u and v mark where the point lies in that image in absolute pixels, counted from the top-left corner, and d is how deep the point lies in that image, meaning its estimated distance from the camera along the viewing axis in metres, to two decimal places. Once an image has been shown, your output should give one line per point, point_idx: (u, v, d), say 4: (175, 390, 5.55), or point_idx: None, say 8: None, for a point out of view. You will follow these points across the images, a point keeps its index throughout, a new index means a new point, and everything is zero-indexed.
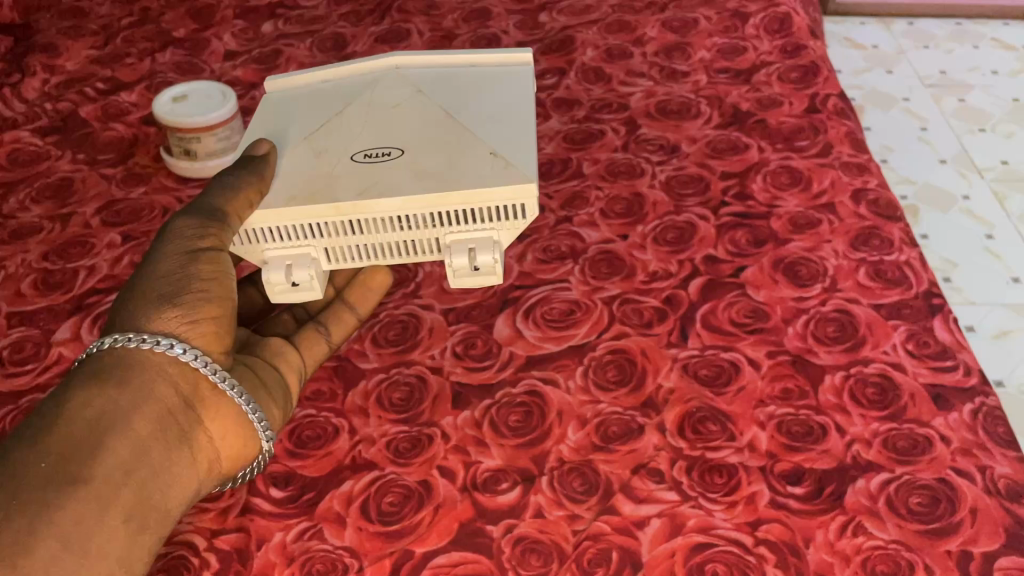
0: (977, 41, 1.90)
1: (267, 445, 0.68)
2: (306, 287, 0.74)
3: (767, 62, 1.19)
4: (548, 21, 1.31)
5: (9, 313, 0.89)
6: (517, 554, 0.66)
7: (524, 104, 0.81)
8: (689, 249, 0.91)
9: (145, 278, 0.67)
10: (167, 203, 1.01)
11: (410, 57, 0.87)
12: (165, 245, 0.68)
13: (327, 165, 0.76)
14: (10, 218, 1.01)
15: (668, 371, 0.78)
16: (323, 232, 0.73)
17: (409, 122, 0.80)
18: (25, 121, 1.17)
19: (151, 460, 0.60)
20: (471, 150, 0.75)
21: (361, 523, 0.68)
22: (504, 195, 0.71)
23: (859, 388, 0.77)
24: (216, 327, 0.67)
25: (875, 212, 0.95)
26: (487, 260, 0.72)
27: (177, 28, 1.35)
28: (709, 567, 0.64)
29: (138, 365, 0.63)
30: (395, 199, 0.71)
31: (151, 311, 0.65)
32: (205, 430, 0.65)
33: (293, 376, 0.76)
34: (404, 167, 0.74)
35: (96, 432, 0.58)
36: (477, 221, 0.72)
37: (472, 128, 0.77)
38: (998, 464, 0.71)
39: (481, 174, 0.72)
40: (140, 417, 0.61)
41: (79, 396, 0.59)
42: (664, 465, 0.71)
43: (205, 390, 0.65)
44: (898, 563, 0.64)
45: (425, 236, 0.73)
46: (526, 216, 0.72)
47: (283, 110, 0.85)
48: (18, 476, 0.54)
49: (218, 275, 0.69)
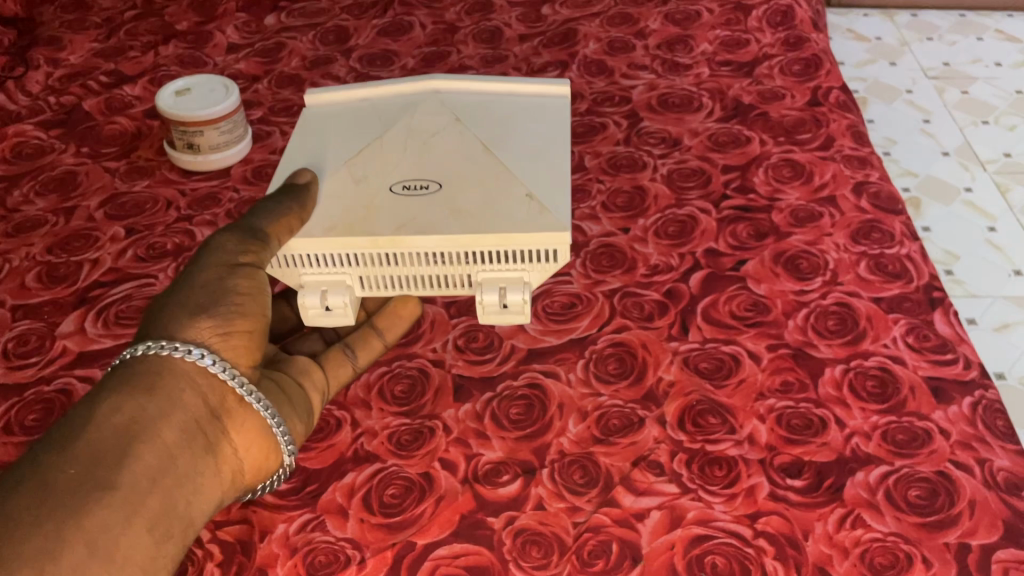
0: (981, 32, 1.90)
1: (288, 459, 0.68)
2: (339, 313, 0.74)
3: (769, 55, 1.19)
4: (551, 14, 1.31)
5: (14, 306, 0.89)
6: (518, 546, 0.66)
7: (560, 143, 0.81)
8: (691, 242, 0.92)
9: (182, 288, 0.67)
10: (171, 196, 1.02)
11: (449, 82, 0.87)
12: (207, 258, 0.69)
13: (365, 195, 0.76)
14: (14, 211, 1.02)
15: (668, 364, 0.79)
16: (358, 262, 0.74)
17: (446, 152, 0.80)
18: (29, 114, 1.18)
19: (178, 470, 0.59)
20: (508, 190, 0.75)
21: (364, 515, 0.69)
22: (538, 241, 0.71)
23: (859, 381, 0.77)
24: (248, 341, 0.67)
25: (876, 206, 0.95)
26: (517, 299, 0.73)
27: (180, 21, 1.35)
28: (709, 559, 0.65)
29: (168, 374, 0.62)
30: (432, 236, 0.72)
31: (185, 319, 0.64)
32: (230, 442, 0.64)
33: (316, 396, 0.74)
34: (440, 204, 0.74)
35: (125, 440, 0.57)
36: (510, 261, 0.73)
37: (511, 166, 0.77)
38: (998, 457, 0.71)
39: (518, 217, 0.72)
40: (169, 425, 0.60)
41: (109, 402, 0.59)
42: (664, 457, 0.71)
43: (232, 401, 0.64)
44: (897, 555, 0.65)
45: (458, 272, 0.74)
46: (559, 260, 0.73)
47: (319, 129, 0.85)
48: (46, 481, 0.53)
49: (254, 290, 0.68)
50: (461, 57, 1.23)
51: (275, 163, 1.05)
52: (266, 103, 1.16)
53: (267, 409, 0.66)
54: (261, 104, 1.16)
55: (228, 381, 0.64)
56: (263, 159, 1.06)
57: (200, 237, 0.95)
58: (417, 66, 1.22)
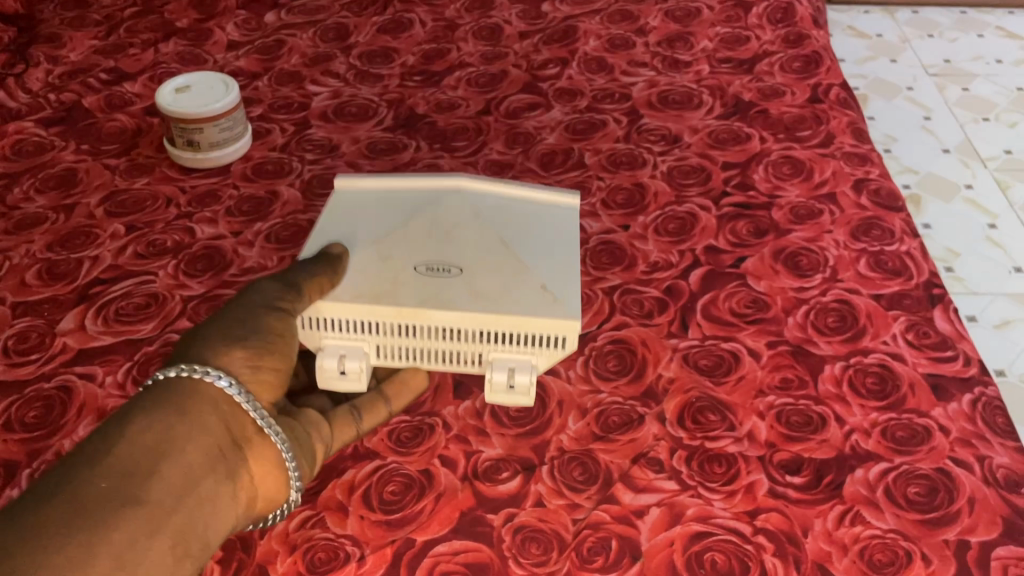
0: (982, 29, 1.89)
1: (294, 495, 0.65)
2: (353, 378, 0.73)
3: (769, 52, 1.19)
4: (551, 11, 1.31)
5: (13, 303, 0.89)
6: (517, 543, 0.66)
7: (572, 241, 0.80)
8: (690, 239, 0.92)
9: (218, 321, 0.67)
10: (171, 194, 1.02)
11: (471, 181, 0.84)
12: (244, 299, 0.69)
13: (389, 272, 0.75)
14: (14, 208, 1.01)
15: (668, 361, 0.79)
16: (378, 330, 0.74)
17: (464, 243, 0.78)
18: (29, 111, 1.17)
19: (201, 489, 0.57)
20: (524, 278, 0.75)
21: (364, 512, 0.69)
22: (551, 326, 0.72)
23: (859, 378, 0.77)
24: (274, 377, 0.66)
25: (876, 203, 0.95)
26: (524, 379, 0.73)
27: (179, 18, 1.35)
28: (708, 555, 0.65)
29: (196, 398, 0.61)
30: (451, 313, 0.72)
31: (217, 347, 0.64)
32: (248, 469, 0.62)
33: (321, 448, 0.69)
34: (459, 288, 0.74)
35: (154, 456, 0.56)
36: (522, 344, 0.73)
37: (527, 258, 0.77)
38: (997, 454, 0.72)
39: (532, 304, 0.73)
40: (194, 445, 0.58)
41: (139, 419, 0.58)
42: (664, 455, 0.71)
43: (252, 433, 0.63)
44: (896, 552, 0.65)
45: (471, 349, 0.74)
46: (566, 346, 0.73)
47: (339, 214, 0.83)
48: (77, 493, 0.52)
49: (286, 334, 0.68)
50: (461, 54, 1.23)
51: (275, 161, 1.05)
52: (266, 100, 1.16)
53: (284, 445, 0.64)
54: (260, 102, 1.16)
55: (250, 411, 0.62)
56: (263, 157, 1.06)
57: (200, 234, 0.95)
58: (416, 63, 1.22)
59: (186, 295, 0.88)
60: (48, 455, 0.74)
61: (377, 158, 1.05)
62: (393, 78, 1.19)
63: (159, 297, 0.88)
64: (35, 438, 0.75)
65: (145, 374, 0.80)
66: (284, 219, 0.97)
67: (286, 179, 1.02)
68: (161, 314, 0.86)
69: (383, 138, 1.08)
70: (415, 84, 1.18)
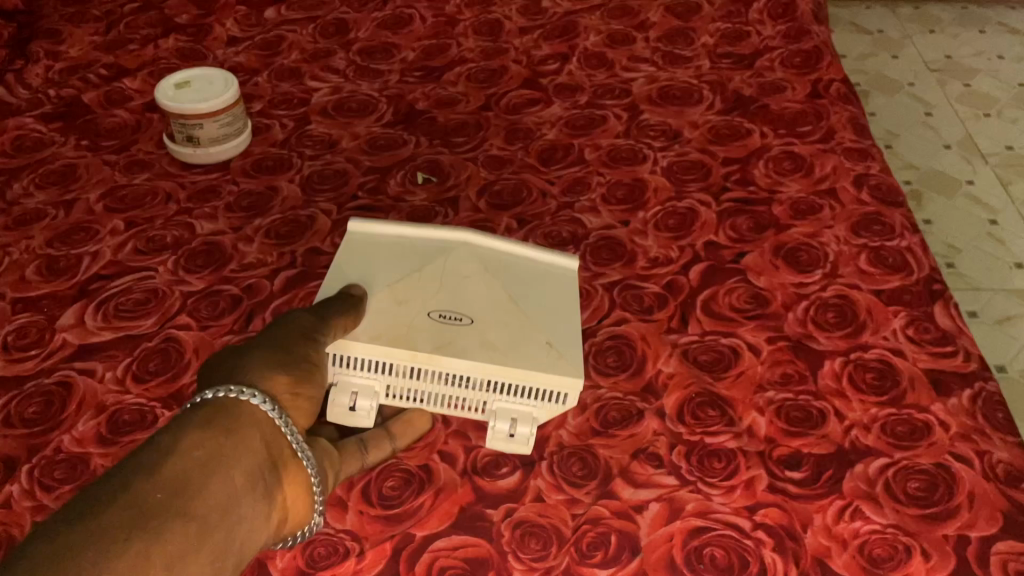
0: (984, 25, 1.89)
1: (316, 518, 0.64)
2: (364, 414, 0.72)
3: (770, 47, 1.19)
4: (551, 6, 1.30)
5: (13, 298, 0.89)
6: (516, 538, 0.66)
7: (574, 305, 0.78)
8: (690, 234, 0.92)
9: (258, 346, 0.65)
10: (171, 190, 1.02)
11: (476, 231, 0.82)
12: (278, 330, 0.68)
13: (401, 318, 0.74)
14: (13, 204, 1.01)
15: (668, 357, 0.79)
16: (390, 371, 0.73)
17: (470, 291, 0.76)
18: (28, 107, 1.17)
19: (243, 509, 0.55)
20: (530, 331, 0.74)
21: (363, 508, 0.69)
22: (555, 382, 0.71)
23: (859, 373, 0.77)
24: (309, 405, 0.64)
25: (876, 198, 0.95)
26: (525, 431, 0.71)
27: (179, 14, 1.35)
28: (707, 550, 0.65)
29: (242, 420, 0.58)
30: (463, 361, 0.71)
31: (261, 370, 0.62)
32: (282, 492, 0.59)
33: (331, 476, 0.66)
34: (469, 336, 0.73)
35: (204, 472, 0.53)
36: (525, 396, 0.72)
37: (534, 312, 0.76)
38: (997, 449, 0.71)
39: (538, 358, 0.72)
40: (241, 465, 0.56)
41: (190, 436, 0.55)
42: (663, 450, 0.71)
43: (289, 456, 0.60)
44: (896, 547, 0.65)
45: (475, 397, 0.73)
46: (566, 402, 0.72)
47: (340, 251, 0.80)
48: (132, 502, 0.49)
49: (318, 365, 0.67)
50: (461, 49, 1.23)
51: (275, 157, 1.05)
52: (266, 96, 1.16)
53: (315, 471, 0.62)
54: (260, 97, 1.16)
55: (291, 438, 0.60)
56: (263, 153, 1.06)
57: (200, 230, 0.95)
58: (416, 59, 1.22)
59: (186, 291, 0.88)
60: (47, 450, 0.74)
61: (377, 154, 1.05)
62: (393, 73, 1.19)
63: (158, 293, 0.88)
64: (34, 434, 0.75)
65: (144, 370, 0.80)
66: (284, 215, 0.96)
67: (286, 175, 1.02)
68: (160, 310, 0.86)
69: (383, 133, 1.08)
70: (415, 80, 1.17)
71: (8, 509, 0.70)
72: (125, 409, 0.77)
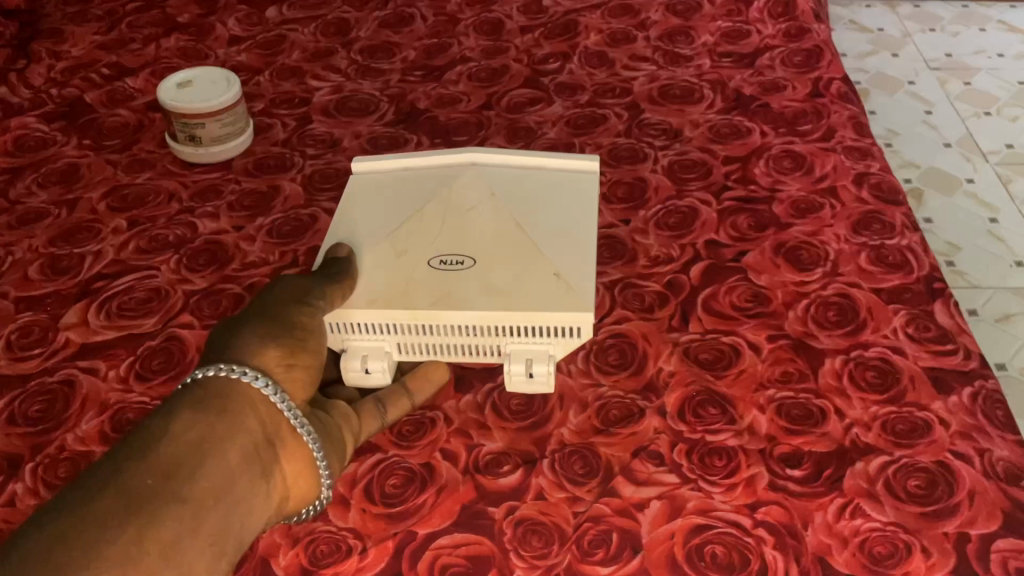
0: (984, 23, 1.89)
1: (325, 492, 0.64)
2: (379, 375, 0.74)
3: (771, 46, 1.19)
4: (552, 5, 1.31)
5: (16, 298, 0.90)
6: (518, 536, 0.66)
7: (588, 221, 0.80)
8: (691, 233, 0.92)
9: (249, 318, 0.66)
10: (173, 189, 1.02)
11: (487, 154, 0.85)
12: (271, 298, 0.68)
13: (407, 270, 0.76)
14: (16, 203, 1.02)
15: (668, 355, 0.79)
16: (398, 330, 0.74)
17: (478, 228, 0.78)
18: (31, 106, 1.18)
19: (239, 490, 0.56)
20: (536, 268, 0.74)
21: (365, 506, 0.69)
22: (562, 319, 0.71)
23: (859, 371, 0.77)
24: (306, 375, 0.64)
25: (877, 197, 0.95)
26: (542, 371, 0.73)
27: (181, 13, 1.35)
28: (708, 548, 0.65)
29: (233, 396, 0.59)
30: (467, 312, 0.72)
31: (252, 345, 0.62)
32: (281, 469, 0.60)
33: (352, 438, 0.69)
34: (474, 282, 0.74)
35: (195, 454, 0.55)
36: (538, 335, 0.73)
37: (542, 243, 0.76)
38: (997, 447, 0.72)
39: (545, 293, 0.72)
40: (234, 446, 0.57)
41: (182, 419, 0.56)
42: (664, 448, 0.72)
43: (286, 432, 0.60)
44: (896, 545, 0.65)
45: (488, 342, 0.75)
46: (580, 335, 0.73)
47: (359, 201, 0.84)
48: (122, 490, 0.51)
49: (313, 332, 0.67)
50: (462, 49, 1.23)
51: (277, 156, 1.05)
52: (268, 96, 1.16)
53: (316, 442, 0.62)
54: (262, 97, 1.16)
55: (285, 412, 0.60)
56: (264, 152, 1.06)
57: (202, 229, 0.96)
58: (417, 58, 1.22)
59: (188, 290, 0.88)
60: (51, 448, 0.74)
61: (378, 153, 1.05)
62: (395, 73, 1.19)
63: (161, 291, 0.88)
64: (39, 432, 0.76)
65: (148, 368, 0.80)
66: (286, 213, 0.97)
67: (287, 174, 1.03)
68: (163, 308, 0.86)
69: (384, 133, 1.08)
70: (416, 79, 1.18)
71: (12, 506, 0.70)
72: (128, 407, 0.77)
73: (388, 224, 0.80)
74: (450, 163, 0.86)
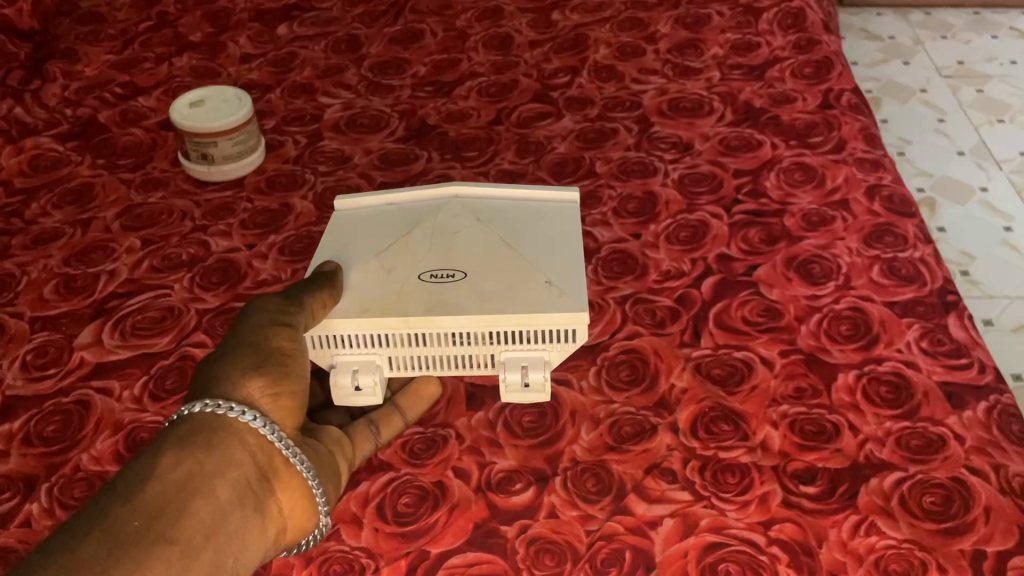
0: (996, 30, 1.88)
1: (323, 520, 0.65)
2: (369, 394, 0.73)
3: (780, 58, 1.19)
4: (561, 20, 1.31)
5: (31, 318, 0.90)
6: (531, 554, 0.66)
7: (575, 237, 0.80)
8: (702, 247, 0.92)
9: (229, 346, 0.65)
10: (185, 208, 1.03)
11: (469, 185, 0.86)
12: (249, 320, 0.68)
13: (395, 283, 0.75)
14: (32, 223, 1.03)
15: (680, 371, 0.79)
16: (389, 342, 0.73)
17: (468, 245, 0.79)
18: (46, 127, 1.19)
19: (231, 527, 0.56)
20: (527, 277, 0.74)
21: (378, 525, 0.69)
22: (559, 320, 0.71)
23: (872, 387, 0.77)
24: (293, 401, 0.65)
25: (889, 209, 0.95)
26: (538, 378, 0.72)
27: (193, 32, 1.36)
28: (721, 567, 0.65)
29: (219, 432, 0.59)
30: (460, 317, 0.71)
31: (235, 377, 0.62)
32: (277, 501, 0.60)
33: (345, 465, 0.69)
34: (466, 291, 0.74)
35: (184, 492, 0.54)
36: (533, 341, 0.73)
37: (531, 256, 0.77)
38: (1013, 462, 0.71)
39: (538, 299, 0.72)
40: (224, 481, 0.57)
41: (169, 457, 0.56)
42: (676, 465, 0.71)
43: (280, 463, 0.61)
44: (912, 562, 0.64)
45: (482, 352, 0.73)
46: (577, 339, 0.73)
47: (347, 228, 0.84)
48: (109, 533, 0.50)
49: (295, 353, 0.67)
50: (472, 63, 1.24)
51: (289, 173, 1.06)
52: (280, 113, 1.17)
53: (308, 470, 0.63)
54: (273, 114, 1.17)
55: (277, 443, 0.61)
56: (276, 169, 1.07)
57: (215, 248, 0.96)
58: (428, 73, 1.23)
59: (201, 309, 0.89)
60: (67, 468, 0.75)
61: (388, 169, 1.06)
62: (405, 89, 1.20)
63: (173, 310, 0.89)
64: (55, 452, 0.76)
65: (161, 388, 0.81)
66: (298, 231, 0.97)
67: (299, 191, 1.03)
68: (176, 328, 0.87)
69: (395, 149, 1.09)
70: (426, 94, 1.18)
71: (28, 528, 0.71)
72: (142, 427, 0.77)
73: (381, 245, 0.80)
74: (432, 195, 0.86)
